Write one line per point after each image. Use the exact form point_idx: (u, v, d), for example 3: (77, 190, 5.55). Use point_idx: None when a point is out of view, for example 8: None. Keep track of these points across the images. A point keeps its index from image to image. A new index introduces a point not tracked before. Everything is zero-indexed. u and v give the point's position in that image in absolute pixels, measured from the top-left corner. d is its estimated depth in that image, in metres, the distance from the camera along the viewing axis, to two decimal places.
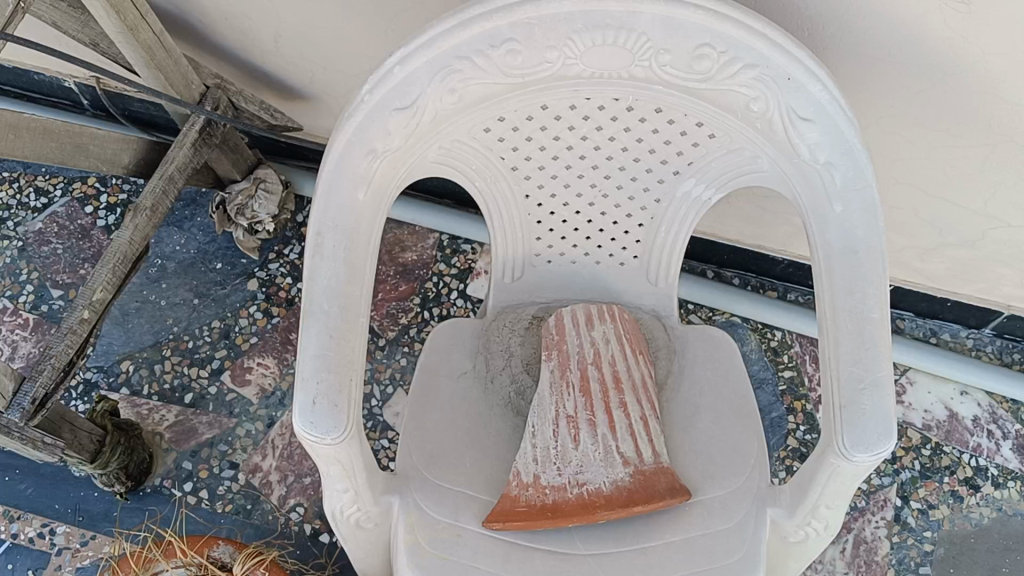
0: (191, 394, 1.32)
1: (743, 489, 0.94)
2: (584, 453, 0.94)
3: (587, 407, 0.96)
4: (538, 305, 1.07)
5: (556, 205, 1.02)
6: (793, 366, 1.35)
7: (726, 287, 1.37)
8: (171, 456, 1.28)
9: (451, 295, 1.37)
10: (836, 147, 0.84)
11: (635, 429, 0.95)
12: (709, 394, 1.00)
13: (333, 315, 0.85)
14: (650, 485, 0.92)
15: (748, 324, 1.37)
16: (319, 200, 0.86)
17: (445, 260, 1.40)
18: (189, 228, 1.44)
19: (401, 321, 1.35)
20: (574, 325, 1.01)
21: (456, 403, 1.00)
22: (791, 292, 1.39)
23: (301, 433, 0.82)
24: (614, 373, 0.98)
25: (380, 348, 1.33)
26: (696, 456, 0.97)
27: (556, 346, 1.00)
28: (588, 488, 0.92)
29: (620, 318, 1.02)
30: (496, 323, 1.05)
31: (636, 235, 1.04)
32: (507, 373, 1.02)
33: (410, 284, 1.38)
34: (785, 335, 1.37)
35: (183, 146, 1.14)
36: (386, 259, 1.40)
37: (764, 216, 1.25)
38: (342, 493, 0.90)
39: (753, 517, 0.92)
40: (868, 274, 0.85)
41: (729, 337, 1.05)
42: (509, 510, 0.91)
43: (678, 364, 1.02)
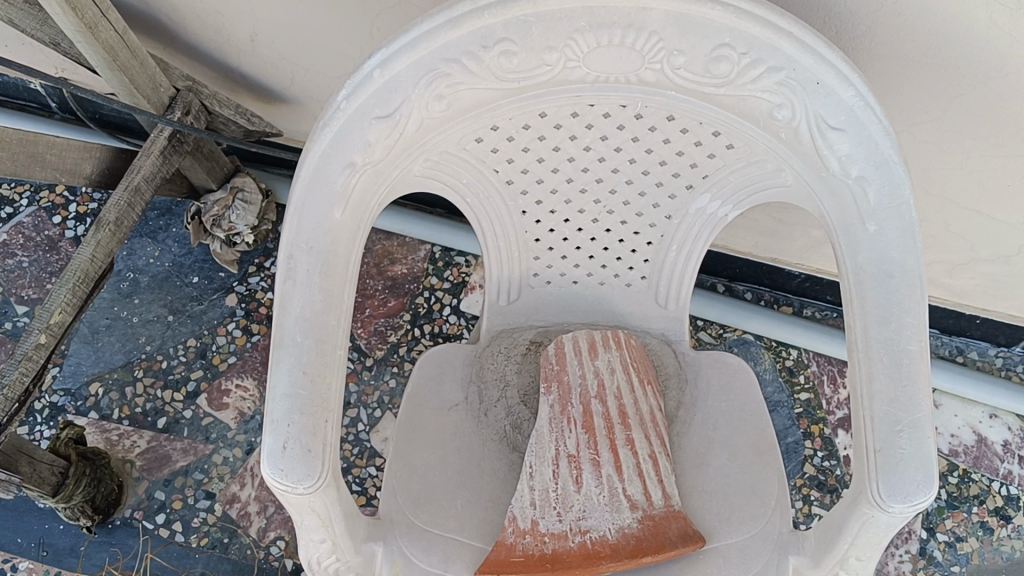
0: (164, 418, 1.23)
1: (764, 534, 0.85)
2: (586, 496, 0.85)
3: (590, 445, 0.87)
4: (535, 330, 0.98)
5: (556, 221, 0.93)
6: (810, 388, 1.26)
7: (739, 303, 1.28)
8: (142, 486, 1.19)
9: (443, 311, 1.28)
10: (870, 160, 0.75)
11: (643, 470, 0.86)
12: (724, 428, 0.91)
13: (306, 349, 0.75)
14: (660, 533, 0.82)
15: (761, 342, 1.28)
16: (292, 219, 0.77)
17: (437, 273, 1.31)
18: (163, 239, 1.35)
19: (390, 339, 1.26)
20: (575, 353, 0.92)
21: (446, 439, 0.91)
22: (807, 307, 1.29)
23: (272, 480, 0.73)
24: (620, 407, 0.89)
25: (367, 368, 1.24)
26: (710, 498, 0.87)
27: (556, 378, 0.91)
28: (591, 535, 0.83)
29: (627, 346, 0.93)
30: (490, 350, 0.96)
31: (644, 254, 0.96)
32: (503, 406, 0.93)
33: (400, 299, 1.29)
34: (801, 354, 1.28)
35: (150, 154, 1.05)
36: (375, 273, 1.31)
37: (781, 228, 1.16)
38: (318, 543, 0.80)
39: (774, 566, 0.83)
40: (905, 302, 0.75)
41: (745, 364, 0.96)
42: (504, 560, 0.81)
43: (690, 395, 0.94)
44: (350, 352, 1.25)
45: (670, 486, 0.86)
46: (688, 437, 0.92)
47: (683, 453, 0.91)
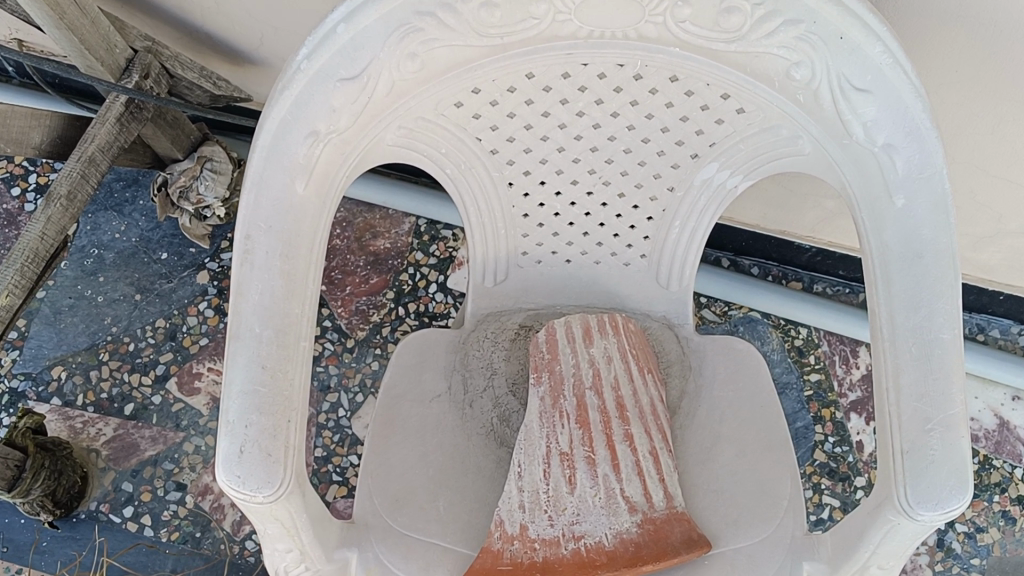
0: (131, 404, 1.15)
1: (775, 537, 0.77)
2: (581, 498, 0.77)
3: (585, 442, 0.79)
4: (525, 313, 0.90)
5: (547, 194, 0.85)
6: (821, 369, 1.18)
7: (745, 279, 1.19)
8: (109, 476, 1.12)
9: (429, 289, 1.20)
10: (899, 126, 0.66)
11: (643, 468, 0.78)
12: (732, 421, 0.83)
13: (266, 341, 0.67)
14: (662, 538, 0.75)
15: (769, 320, 1.20)
16: (249, 195, 0.69)
17: (423, 248, 1.22)
18: (129, 212, 1.26)
19: (373, 318, 1.18)
20: (569, 340, 0.84)
21: (427, 434, 0.83)
22: (818, 283, 1.20)
23: (226, 486, 0.66)
24: (617, 399, 0.81)
25: (348, 350, 1.17)
26: (716, 498, 0.80)
27: (547, 367, 0.82)
28: (586, 542, 0.75)
29: (626, 332, 0.85)
30: (475, 336, 0.88)
31: (644, 230, 0.87)
32: (490, 398, 0.86)
33: (382, 276, 1.21)
34: (812, 333, 1.19)
35: (105, 122, 0.97)
36: (356, 248, 1.23)
37: (791, 199, 1.08)
38: (285, 552, 0.73)
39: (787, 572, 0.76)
40: (936, 286, 0.67)
41: (755, 350, 0.87)
42: (490, 568, 0.74)
43: (694, 384, 0.86)
44: (330, 333, 1.18)
45: (673, 485, 0.78)
46: (693, 431, 0.84)
47: (687, 448, 0.83)
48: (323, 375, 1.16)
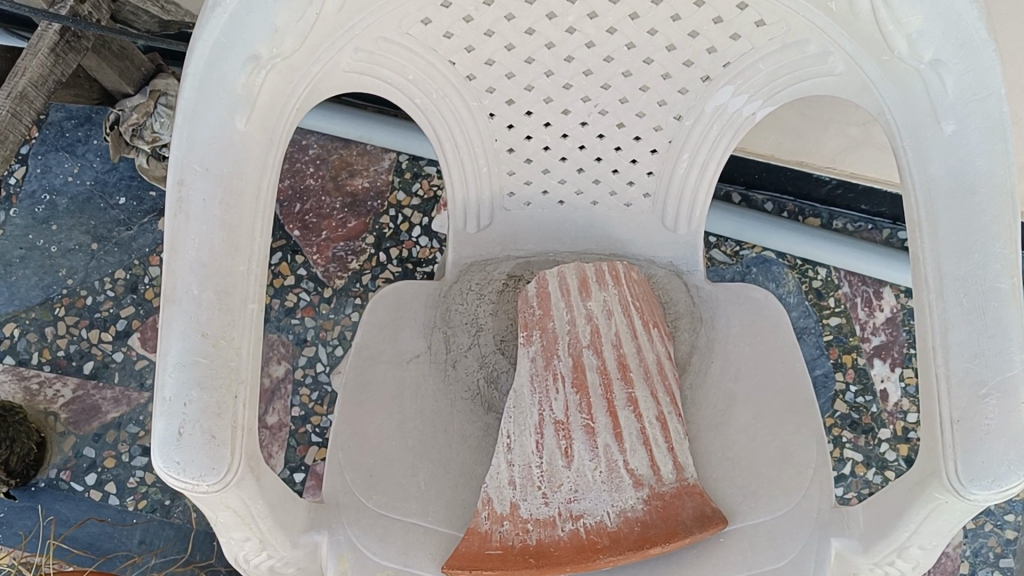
0: (91, 362, 1.06)
1: (799, 511, 0.69)
2: (579, 473, 0.68)
3: (584, 408, 0.70)
4: (513, 262, 0.80)
5: (535, 126, 0.75)
6: (841, 312, 1.08)
7: (759, 214, 1.08)
8: (69, 442, 1.03)
9: (413, 232, 1.10)
10: (950, 39, 0.56)
11: (649, 437, 0.69)
12: (748, 379, 0.73)
13: (207, 305, 0.58)
14: (672, 516, 0.66)
15: (784, 260, 1.10)
16: (180, 135, 0.59)
17: (405, 186, 1.12)
18: (82, 153, 1.15)
19: (352, 266, 1.09)
20: (563, 293, 0.74)
21: (405, 400, 0.73)
22: (838, 219, 1.10)
23: (165, 475, 0.56)
24: (619, 359, 0.72)
25: (326, 300, 1.07)
26: (732, 468, 0.71)
27: (538, 325, 0.73)
28: (585, 522, 0.66)
29: (629, 282, 0.75)
30: (456, 288, 0.79)
31: (646, 166, 0.77)
32: (476, 358, 0.76)
33: (362, 219, 1.11)
34: (831, 273, 1.10)
35: (38, 53, 0.86)
36: (331, 188, 1.12)
37: (811, 123, 0.98)
38: (243, 541, 0.64)
39: (813, 549, 0.67)
40: (989, 226, 0.57)
41: (774, 299, 0.77)
42: (477, 552, 0.65)
43: (705, 338, 0.76)
44: (305, 282, 1.08)
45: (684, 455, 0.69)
46: (705, 391, 0.75)
47: (699, 412, 0.74)
48: (298, 328, 1.07)
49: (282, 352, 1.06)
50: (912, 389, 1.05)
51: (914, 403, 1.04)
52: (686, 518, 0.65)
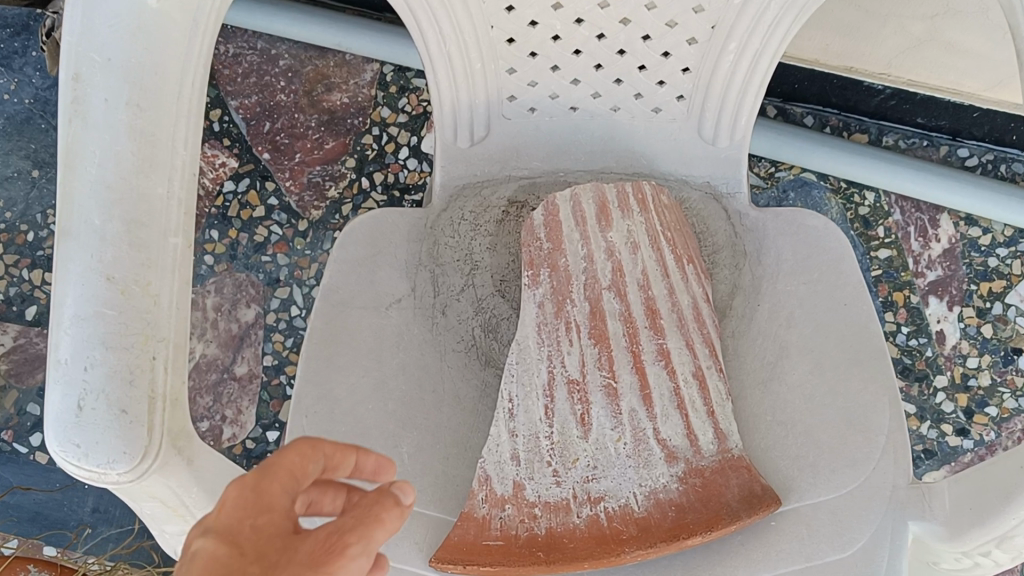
0: (34, 307, 0.93)
1: (869, 488, 0.56)
2: (599, 445, 0.55)
3: (604, 365, 0.57)
4: (515, 184, 0.65)
5: (542, 8, 0.61)
6: (892, 244, 0.95)
7: (797, 130, 0.94)
8: (9, 398, 0.90)
9: (399, 155, 0.96)
10: None
11: (684, 399, 0.56)
12: (803, 326, 0.60)
13: (113, 240, 0.44)
14: (714, 498, 0.53)
15: (826, 183, 0.96)
16: (75, 19, 0.45)
17: (390, 102, 0.97)
18: (19, 67, 1.00)
19: (330, 194, 0.95)
20: (577, 222, 0.60)
21: (385, 354, 0.59)
22: (887, 135, 0.96)
23: (64, 463, 0.43)
24: (647, 304, 0.58)
25: (301, 234, 0.94)
26: (786, 435, 0.58)
27: (547, 262, 0.59)
28: (606, 506, 0.53)
29: (658, 209, 0.61)
30: (445, 218, 0.64)
31: (681, 59, 0.63)
32: (470, 302, 0.63)
33: (340, 140, 0.96)
34: (880, 198, 0.96)
35: None
36: (305, 105, 0.98)
37: (868, 21, 0.83)
38: (179, 535, 0.51)
39: (887, 534, 0.55)
40: None
41: (836, 228, 0.62)
42: (473, 544, 0.52)
43: (749, 276, 0.62)
44: (277, 213, 0.94)
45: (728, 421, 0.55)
46: (750, 339, 0.61)
47: (743, 366, 0.61)
48: (269, 267, 0.93)
49: (251, 294, 0.92)
50: (972, 331, 0.91)
51: (975, 346, 0.91)
52: (732, 501, 0.52)
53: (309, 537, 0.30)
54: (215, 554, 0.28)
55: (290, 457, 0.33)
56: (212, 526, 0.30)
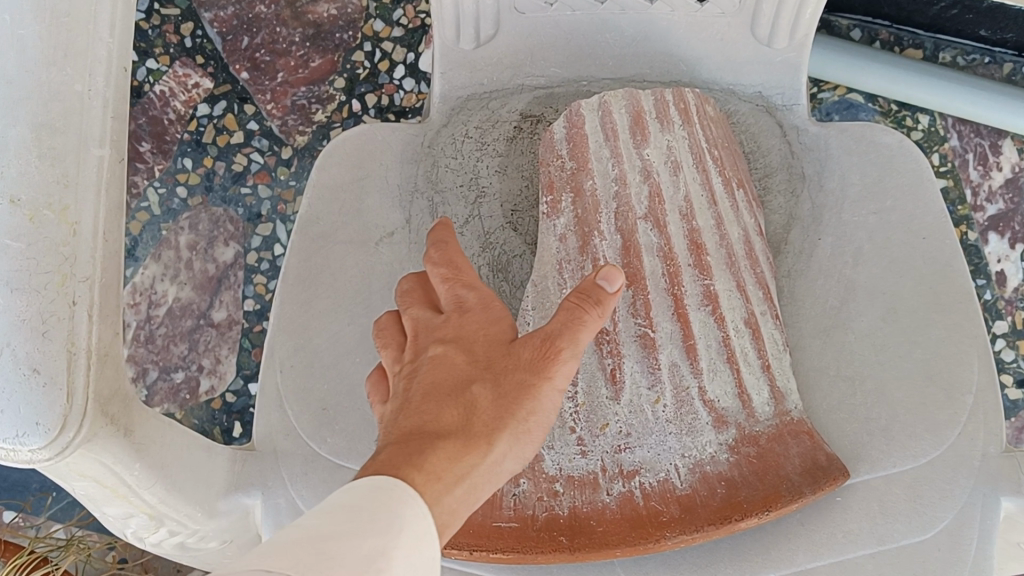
0: None
1: (953, 457, 0.47)
2: (633, 408, 0.46)
3: (639, 311, 0.47)
4: (530, 94, 0.54)
5: None
6: (948, 173, 0.84)
7: (845, 44, 0.84)
8: None
9: (394, 74, 0.85)
10: None
11: (735, 352, 0.47)
12: (875, 263, 0.50)
13: (15, 147, 0.34)
14: (772, 473, 0.44)
15: (875, 104, 0.85)
16: None
17: (384, 14, 0.86)
18: None
19: (316, 118, 0.84)
20: (607, 137, 0.50)
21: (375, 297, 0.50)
22: (944, 50, 0.85)
23: None
24: (691, 238, 0.48)
25: (285, 163, 0.84)
26: (856, 393, 0.48)
27: (570, 186, 0.50)
28: (642, 482, 0.44)
29: (703, 122, 0.51)
30: (446, 135, 0.54)
31: None
32: (475, 236, 0.53)
33: (328, 57, 0.86)
34: (935, 121, 0.85)
35: None
36: (288, 17, 0.87)
37: None
38: (124, 517, 0.42)
39: (973, 511, 0.46)
40: None
41: (912, 145, 0.52)
42: (480, 526, 0.43)
43: (807, 204, 0.53)
44: (257, 140, 0.84)
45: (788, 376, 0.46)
46: (810, 280, 0.51)
47: (802, 312, 0.51)
48: (249, 200, 0.83)
49: (230, 231, 0.83)
50: None
51: None
52: (795, 476, 0.43)
53: (528, 345, 0.35)
54: (448, 355, 0.35)
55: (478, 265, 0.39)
56: (444, 336, 0.37)
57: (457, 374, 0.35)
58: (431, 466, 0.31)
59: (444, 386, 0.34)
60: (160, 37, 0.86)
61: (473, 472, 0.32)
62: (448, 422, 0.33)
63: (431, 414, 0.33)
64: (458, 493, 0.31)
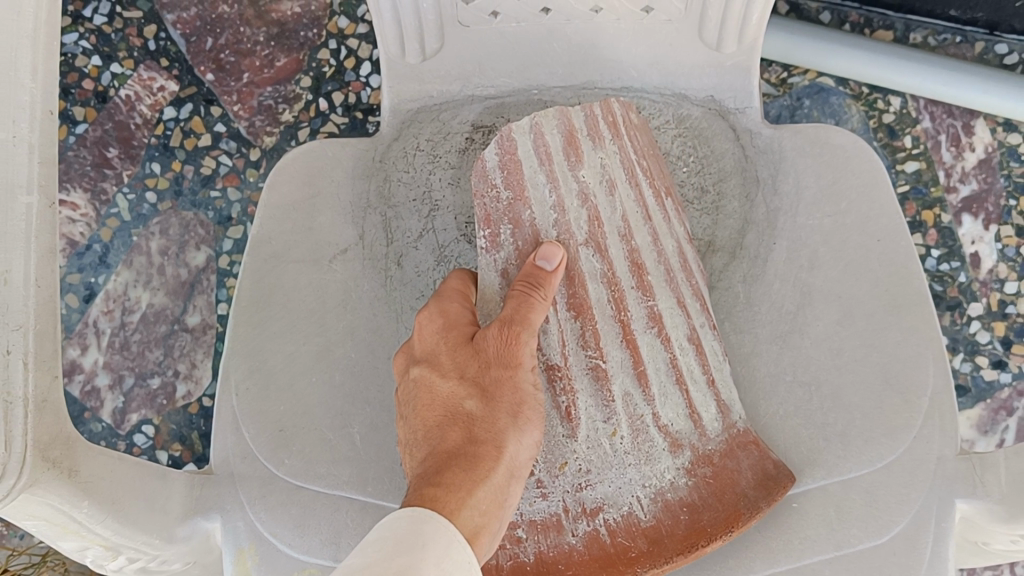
0: None
1: (911, 462, 0.47)
2: (591, 443, 0.47)
3: (589, 343, 0.47)
4: (480, 105, 0.55)
5: None
6: (920, 155, 0.84)
7: (814, 28, 0.83)
8: None
9: (360, 71, 0.84)
10: None
11: (682, 372, 0.48)
12: (830, 268, 0.50)
13: None
14: (728, 494, 0.46)
15: (846, 88, 0.84)
16: None
17: (348, 10, 0.86)
18: None
19: (283, 118, 0.84)
20: (540, 159, 0.49)
21: (328, 315, 0.50)
22: (915, 31, 0.85)
23: None
24: (631, 258, 0.49)
25: (254, 165, 0.83)
26: (812, 400, 0.48)
27: (507, 216, 0.49)
28: (606, 517, 0.46)
29: (629, 131, 0.50)
30: (400, 147, 0.54)
31: None
32: (429, 248, 0.53)
33: (293, 57, 0.85)
34: (907, 103, 0.84)
35: None
36: (252, 16, 0.86)
37: None
38: (80, 551, 0.42)
39: (931, 515, 0.46)
40: None
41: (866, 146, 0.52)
42: None
43: (762, 209, 0.52)
44: (225, 142, 0.84)
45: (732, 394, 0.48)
46: (766, 285, 0.51)
47: (758, 316, 0.51)
48: (219, 203, 0.83)
49: (201, 235, 0.82)
50: (1011, 252, 0.81)
51: (1014, 269, 0.81)
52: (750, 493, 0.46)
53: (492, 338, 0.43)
54: (427, 377, 0.42)
55: (453, 285, 0.47)
56: (417, 356, 0.44)
57: (444, 395, 0.42)
58: (449, 478, 0.38)
59: (436, 411, 0.41)
60: (123, 41, 0.85)
61: (491, 475, 0.39)
62: (451, 440, 0.40)
63: (438, 437, 0.40)
64: (481, 495, 0.38)
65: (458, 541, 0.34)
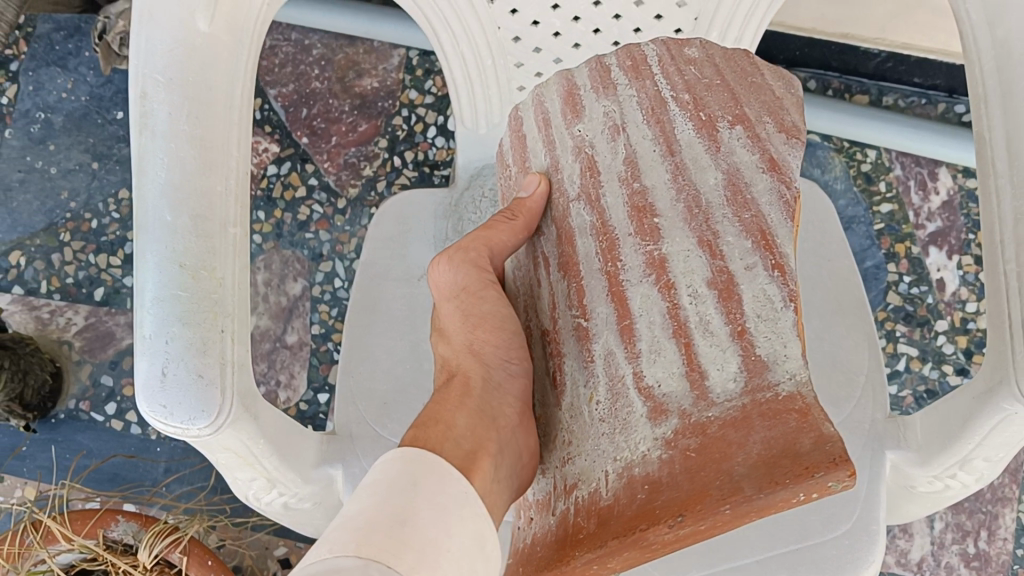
0: (102, 288, 1.02)
1: (851, 425, 0.63)
2: (579, 411, 0.45)
3: (574, 302, 0.46)
4: None
5: (541, 8, 0.66)
6: (893, 198, 1.01)
7: (803, 96, 1.00)
8: (85, 371, 1.00)
9: (428, 133, 1.03)
10: None
11: (682, 319, 0.41)
12: (793, 282, 0.67)
13: (181, 230, 0.51)
14: (699, 466, 0.37)
15: (829, 142, 1.02)
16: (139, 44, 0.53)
17: (417, 84, 1.05)
18: (75, 67, 1.08)
19: (365, 172, 1.02)
20: (540, 126, 0.51)
21: (419, 319, 0.68)
22: (888, 94, 1.01)
23: (152, 420, 0.51)
24: (631, 202, 0.45)
25: (340, 211, 1.01)
26: None
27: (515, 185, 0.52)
28: (580, 494, 0.42)
29: (666, 65, 0.48)
30: (470, 196, 0.71)
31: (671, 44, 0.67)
32: None
33: (373, 122, 1.04)
34: (881, 155, 1.02)
35: None
36: (339, 90, 1.05)
37: None
38: (250, 481, 0.60)
39: (867, 463, 0.62)
40: None
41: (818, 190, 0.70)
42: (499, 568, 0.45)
43: None
44: (317, 193, 1.02)
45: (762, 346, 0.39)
46: None
47: None
48: (312, 243, 1.01)
49: (298, 268, 1.00)
50: (971, 278, 0.97)
51: (974, 292, 0.97)
52: (758, 491, 0.35)
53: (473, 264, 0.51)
54: (438, 341, 0.52)
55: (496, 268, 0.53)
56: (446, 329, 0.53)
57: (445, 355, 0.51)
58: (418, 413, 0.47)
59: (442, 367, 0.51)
60: None
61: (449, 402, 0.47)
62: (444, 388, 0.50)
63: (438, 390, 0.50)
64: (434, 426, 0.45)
65: (451, 475, 0.40)
